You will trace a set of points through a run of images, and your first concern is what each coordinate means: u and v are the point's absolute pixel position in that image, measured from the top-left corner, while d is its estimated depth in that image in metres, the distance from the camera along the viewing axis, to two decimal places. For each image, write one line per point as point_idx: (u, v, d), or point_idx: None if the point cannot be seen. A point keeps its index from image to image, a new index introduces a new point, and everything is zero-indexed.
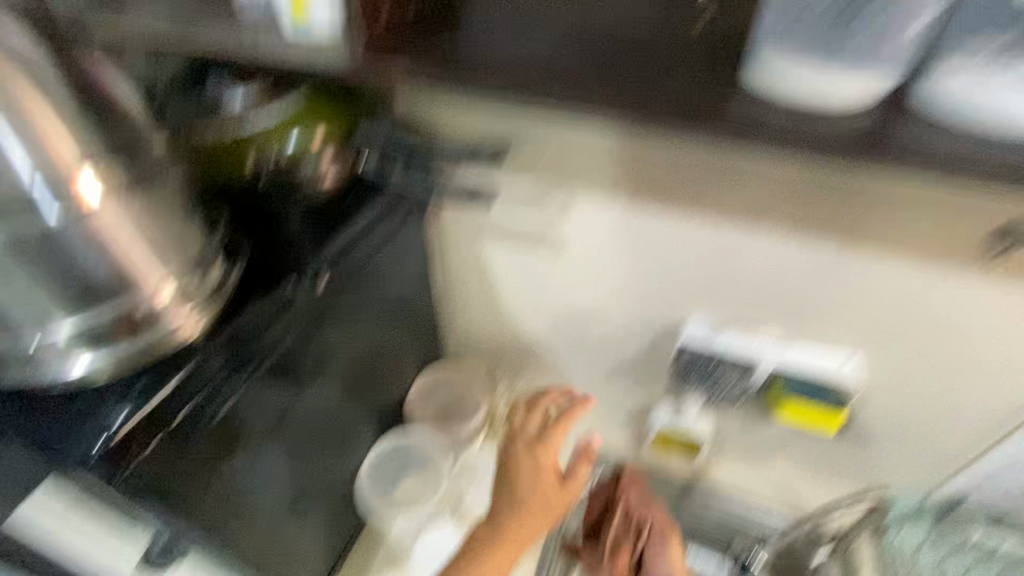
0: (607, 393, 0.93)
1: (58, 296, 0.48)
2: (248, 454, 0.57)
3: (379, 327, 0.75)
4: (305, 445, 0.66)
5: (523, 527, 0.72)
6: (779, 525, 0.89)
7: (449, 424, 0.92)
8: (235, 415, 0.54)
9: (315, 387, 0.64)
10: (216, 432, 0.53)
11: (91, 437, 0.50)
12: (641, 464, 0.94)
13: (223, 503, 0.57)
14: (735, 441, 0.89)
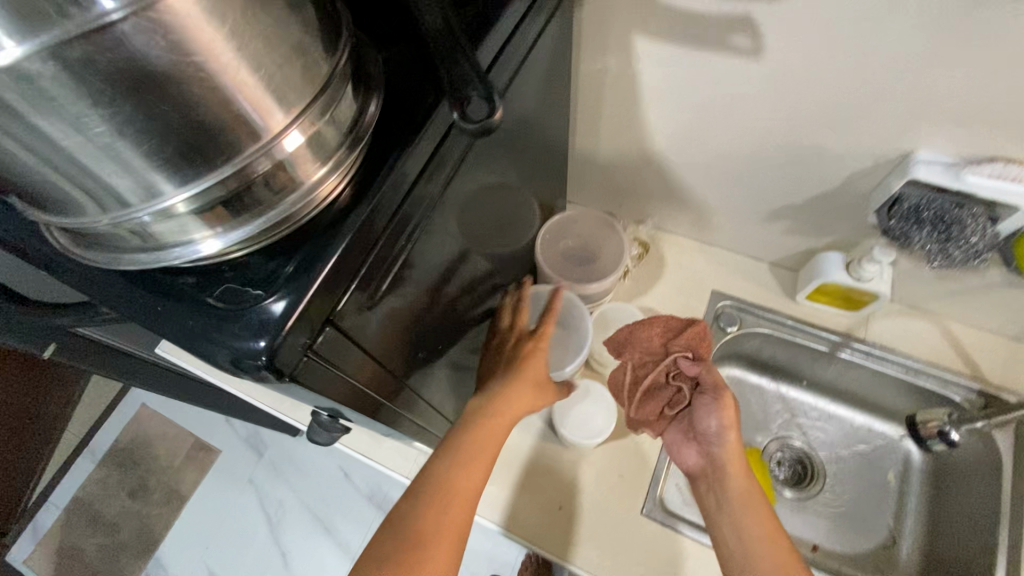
0: (760, 234, 0.84)
1: (159, 158, 0.31)
2: (407, 339, 0.48)
3: (511, 174, 0.60)
4: (451, 320, 0.56)
5: (513, 398, 0.61)
6: (957, 387, 0.78)
7: (580, 273, 0.80)
8: (397, 286, 0.43)
9: (458, 254, 0.53)
10: (383, 307, 0.43)
11: (250, 338, 0.36)
12: (785, 311, 0.86)
13: (392, 383, 0.49)
14: (910, 283, 0.79)
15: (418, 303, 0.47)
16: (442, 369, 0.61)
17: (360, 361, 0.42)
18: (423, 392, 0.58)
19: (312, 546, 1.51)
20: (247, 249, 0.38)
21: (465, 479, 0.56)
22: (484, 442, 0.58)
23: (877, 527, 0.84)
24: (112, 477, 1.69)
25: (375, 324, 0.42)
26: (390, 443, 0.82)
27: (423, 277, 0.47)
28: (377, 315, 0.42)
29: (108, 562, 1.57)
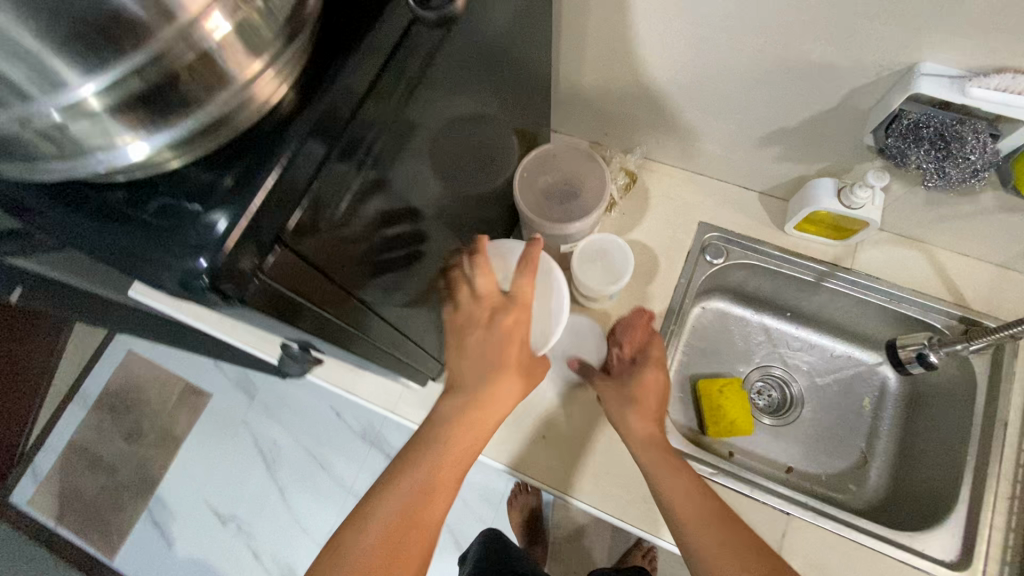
0: (751, 161, 0.81)
1: (52, 29, 0.29)
2: (364, 275, 0.45)
3: (490, 105, 0.57)
4: (419, 254, 0.54)
5: (489, 404, 0.57)
6: (937, 313, 0.79)
7: (562, 212, 0.73)
8: (360, 207, 0.41)
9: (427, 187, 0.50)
10: (346, 230, 0.40)
11: (193, 255, 0.33)
12: (771, 241, 0.84)
13: (360, 313, 0.47)
14: (896, 211, 0.78)
15: (382, 228, 0.45)
16: (414, 300, 0.59)
17: (324, 288, 0.40)
18: (397, 325, 0.57)
19: (308, 481, 1.55)
20: (183, 160, 0.37)
21: (420, 485, 0.54)
22: (452, 447, 0.56)
23: (851, 449, 0.87)
24: (105, 422, 1.70)
25: (339, 248, 0.40)
26: (375, 382, 0.82)
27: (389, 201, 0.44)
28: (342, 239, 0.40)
29: (110, 501, 1.62)
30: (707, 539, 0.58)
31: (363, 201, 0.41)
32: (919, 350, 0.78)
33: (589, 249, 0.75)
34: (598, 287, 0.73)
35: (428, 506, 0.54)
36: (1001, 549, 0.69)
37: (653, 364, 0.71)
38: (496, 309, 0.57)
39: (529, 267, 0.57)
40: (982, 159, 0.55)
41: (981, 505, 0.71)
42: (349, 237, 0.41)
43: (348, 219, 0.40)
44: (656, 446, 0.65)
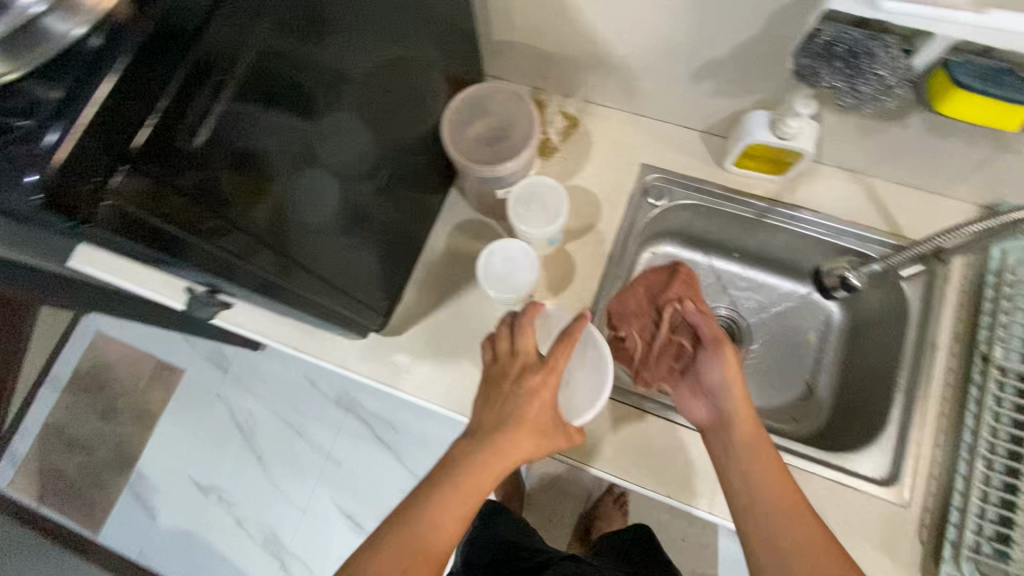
0: (687, 98, 0.80)
1: None
2: (244, 199, 0.48)
3: (374, 33, 0.58)
4: (315, 185, 0.57)
5: (503, 451, 0.59)
6: (874, 243, 0.80)
7: (490, 154, 0.74)
8: (220, 135, 0.44)
9: (305, 113, 0.52)
10: (204, 157, 0.43)
11: (24, 170, 0.35)
12: (712, 181, 0.84)
13: (248, 245, 0.50)
14: (831, 142, 0.78)
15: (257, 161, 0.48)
16: (323, 243, 0.62)
17: (187, 210, 0.43)
18: (308, 267, 0.59)
19: (284, 448, 1.56)
20: (19, 73, 0.39)
21: (432, 532, 0.56)
22: (461, 491, 0.58)
23: (797, 382, 0.89)
24: (80, 402, 1.69)
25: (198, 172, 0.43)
26: (322, 338, 0.82)
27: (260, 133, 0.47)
28: (200, 164, 0.43)
29: (90, 479, 1.62)
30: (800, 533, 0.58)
31: (222, 129, 0.44)
32: (844, 274, 0.78)
33: (522, 189, 0.75)
34: (532, 229, 0.73)
35: (431, 537, 0.56)
36: (928, 465, 0.71)
37: (714, 351, 0.71)
38: (529, 370, 0.62)
39: (568, 342, 0.62)
40: (893, 77, 0.55)
41: (911, 424, 0.73)
42: (211, 163, 0.44)
43: (206, 145, 0.43)
44: (769, 462, 0.63)
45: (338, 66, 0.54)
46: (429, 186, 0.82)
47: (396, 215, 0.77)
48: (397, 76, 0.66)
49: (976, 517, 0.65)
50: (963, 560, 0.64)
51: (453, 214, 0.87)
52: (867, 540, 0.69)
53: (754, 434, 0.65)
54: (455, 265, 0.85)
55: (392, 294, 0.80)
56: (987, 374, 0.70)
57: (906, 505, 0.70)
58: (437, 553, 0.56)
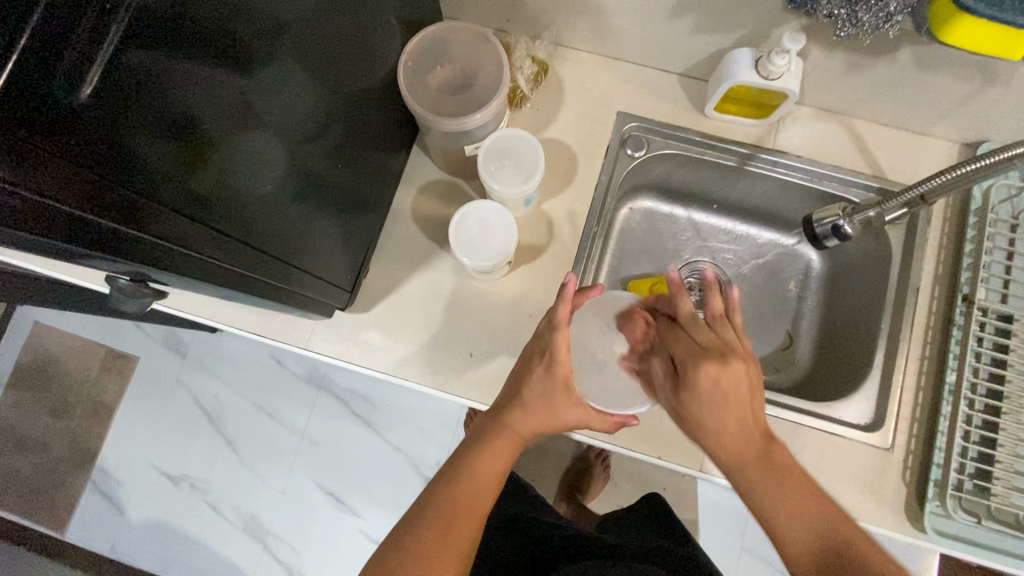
0: (665, 37, 0.74)
1: None
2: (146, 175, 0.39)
3: None
4: (237, 151, 0.48)
5: (520, 425, 0.60)
6: (858, 187, 0.78)
7: (455, 104, 0.67)
8: (115, 84, 0.35)
9: (214, 61, 0.42)
10: (97, 113, 0.35)
11: None
12: (694, 127, 0.79)
13: (170, 219, 0.42)
14: (816, 81, 0.74)
15: (169, 117, 0.40)
16: (270, 215, 0.54)
17: (82, 181, 0.35)
18: (251, 242, 0.52)
19: (256, 430, 1.49)
20: None
21: (468, 495, 0.57)
22: (490, 459, 0.60)
23: (778, 332, 0.88)
24: (25, 399, 1.55)
25: (90, 132, 0.35)
26: (284, 319, 0.75)
27: (168, 82, 0.39)
28: (92, 122, 0.35)
29: (46, 478, 1.50)
30: (775, 493, 0.53)
31: (116, 77, 0.35)
32: (833, 222, 0.73)
33: (494, 142, 0.69)
34: (504, 188, 0.67)
35: (469, 495, 0.58)
36: (911, 408, 0.71)
37: (715, 364, 0.54)
38: (534, 357, 0.61)
39: (563, 326, 0.59)
40: (898, 2, 0.48)
41: (893, 369, 0.73)
42: (104, 119, 0.35)
43: (96, 96, 0.35)
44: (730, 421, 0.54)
45: (265, 2, 0.46)
46: (387, 146, 0.74)
47: (350, 185, 0.68)
48: (341, 19, 0.57)
49: (960, 457, 0.66)
50: (949, 498, 0.65)
51: (418, 175, 0.80)
52: (853, 485, 0.69)
53: (750, 427, 0.55)
54: (424, 232, 0.78)
55: (357, 272, 0.74)
56: (969, 315, 0.70)
57: (889, 448, 0.70)
58: (477, 510, 0.57)
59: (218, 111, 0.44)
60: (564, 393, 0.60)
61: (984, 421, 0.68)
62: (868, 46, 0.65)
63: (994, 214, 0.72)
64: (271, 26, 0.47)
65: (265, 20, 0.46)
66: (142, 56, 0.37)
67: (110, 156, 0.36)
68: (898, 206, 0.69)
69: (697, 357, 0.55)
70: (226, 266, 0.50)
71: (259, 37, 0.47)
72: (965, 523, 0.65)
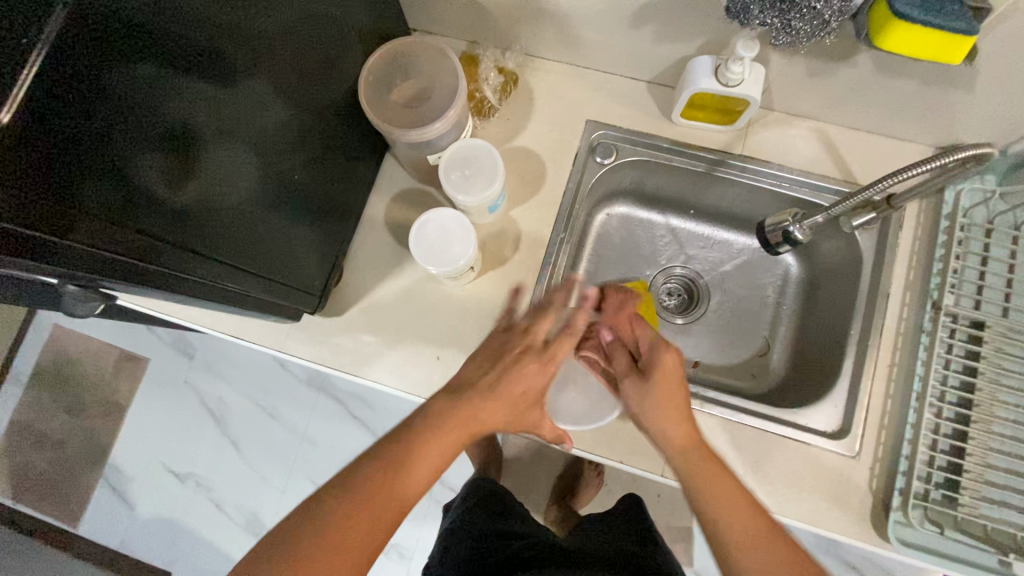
0: (629, 46, 0.75)
1: None
2: (122, 196, 0.42)
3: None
4: (209, 168, 0.51)
5: (484, 414, 0.58)
6: (828, 192, 0.77)
7: (413, 116, 0.69)
8: (50, 105, 0.36)
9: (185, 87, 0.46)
10: (32, 135, 0.36)
11: None
12: (663, 134, 0.80)
13: (122, 236, 0.43)
14: (782, 86, 0.74)
15: (115, 135, 0.41)
16: (229, 226, 0.56)
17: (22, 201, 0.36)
18: (209, 253, 0.53)
19: (258, 430, 1.53)
20: None
21: (399, 485, 0.53)
22: (442, 441, 0.56)
23: (755, 338, 0.88)
24: (43, 397, 1.63)
25: (27, 154, 0.35)
26: (259, 323, 0.78)
27: (110, 100, 0.40)
28: (26, 144, 0.35)
29: (61, 473, 1.58)
30: (720, 486, 0.54)
31: (79, 101, 0.38)
32: (784, 228, 0.72)
33: (454, 152, 0.71)
34: (466, 197, 0.69)
35: (407, 481, 0.53)
36: (879, 416, 0.70)
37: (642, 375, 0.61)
38: (529, 353, 0.61)
39: (572, 333, 0.62)
40: (830, 9, 0.48)
41: (862, 375, 0.72)
42: (41, 139, 0.36)
43: (79, 128, 0.38)
44: (679, 419, 0.58)
45: (232, 31, 0.49)
46: (353, 152, 0.76)
47: (320, 198, 0.71)
48: (300, 32, 0.59)
49: (925, 466, 0.65)
50: (913, 508, 0.65)
51: (392, 184, 0.83)
52: (817, 492, 0.68)
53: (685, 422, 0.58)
54: (396, 239, 0.81)
55: (326, 282, 0.76)
56: (937, 321, 0.69)
57: (855, 456, 0.69)
58: (411, 494, 0.54)
59: (183, 127, 0.47)
60: (541, 385, 0.61)
61: (954, 430, 0.67)
62: (825, 51, 0.65)
63: (966, 218, 0.71)
64: (238, 53, 0.51)
65: (232, 46, 0.50)
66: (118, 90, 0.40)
67: (49, 177, 0.37)
68: (852, 207, 0.67)
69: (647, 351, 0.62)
70: (201, 278, 0.54)
71: (226, 60, 0.50)
72: (931, 534, 0.64)
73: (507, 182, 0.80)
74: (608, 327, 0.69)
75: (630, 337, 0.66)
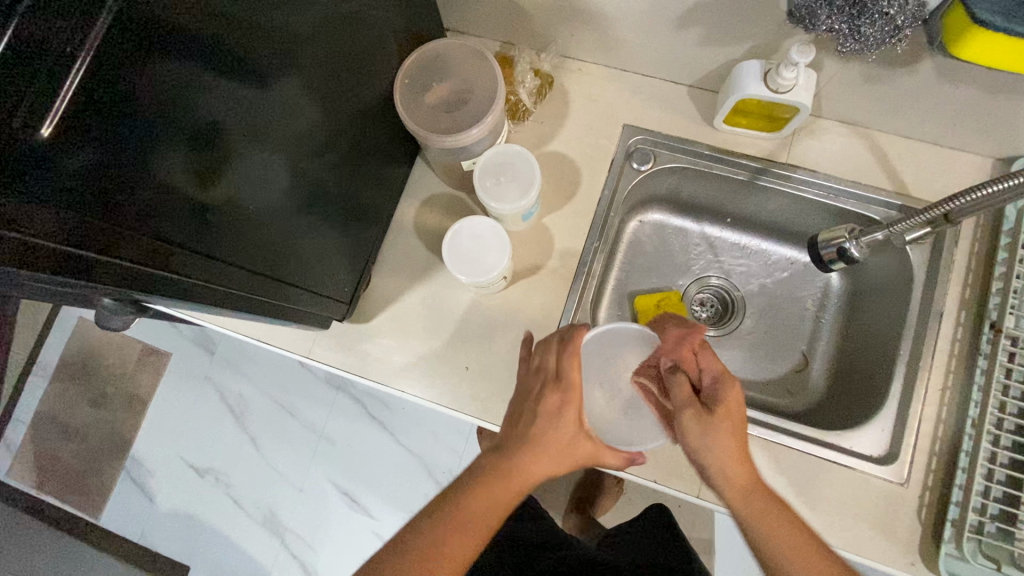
0: (671, 49, 0.72)
1: None
2: (160, 210, 0.42)
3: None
4: (243, 176, 0.50)
5: (529, 467, 0.53)
6: (878, 204, 0.73)
7: (448, 121, 0.67)
8: (92, 122, 0.35)
9: (222, 96, 0.45)
10: (70, 147, 0.35)
11: None
12: (704, 140, 0.77)
13: (157, 251, 0.42)
14: (832, 93, 0.70)
15: (154, 144, 0.40)
16: (263, 234, 0.55)
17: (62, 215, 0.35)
18: (242, 262, 0.52)
19: (278, 427, 1.54)
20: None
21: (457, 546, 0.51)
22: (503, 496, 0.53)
23: (793, 353, 0.84)
24: (68, 389, 1.65)
25: (68, 173, 0.35)
26: (287, 328, 0.77)
27: (149, 107, 0.39)
28: (64, 156, 0.34)
29: (85, 466, 1.59)
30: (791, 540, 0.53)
31: (122, 116, 0.37)
32: (839, 244, 0.70)
33: (489, 157, 0.68)
34: (501, 205, 0.66)
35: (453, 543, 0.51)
36: (929, 441, 0.66)
37: (705, 415, 0.55)
38: (548, 387, 0.55)
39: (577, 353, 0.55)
40: (904, 16, 0.45)
41: (911, 399, 0.68)
42: (80, 157, 0.35)
43: (122, 142, 0.37)
44: (735, 457, 0.55)
45: (267, 38, 0.48)
46: (386, 157, 0.74)
47: (352, 205, 0.70)
48: (333, 38, 0.57)
49: (981, 497, 0.61)
50: (967, 541, 0.61)
51: (422, 189, 0.81)
52: (861, 520, 0.65)
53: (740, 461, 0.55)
54: (425, 244, 0.79)
55: (356, 290, 0.75)
56: (996, 344, 0.64)
57: (903, 483, 0.66)
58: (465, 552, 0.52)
59: (220, 136, 0.46)
60: (576, 427, 0.54)
61: (1013, 459, 0.63)
62: (884, 57, 0.61)
63: None
64: (274, 59, 0.50)
65: (268, 52, 0.49)
66: (158, 101, 0.39)
67: (90, 195, 0.36)
68: (915, 226, 0.64)
69: (716, 412, 0.55)
70: (235, 288, 0.53)
71: (261, 67, 0.49)
72: (984, 569, 0.61)
73: (540, 189, 0.77)
74: (670, 357, 0.62)
75: (694, 366, 0.60)
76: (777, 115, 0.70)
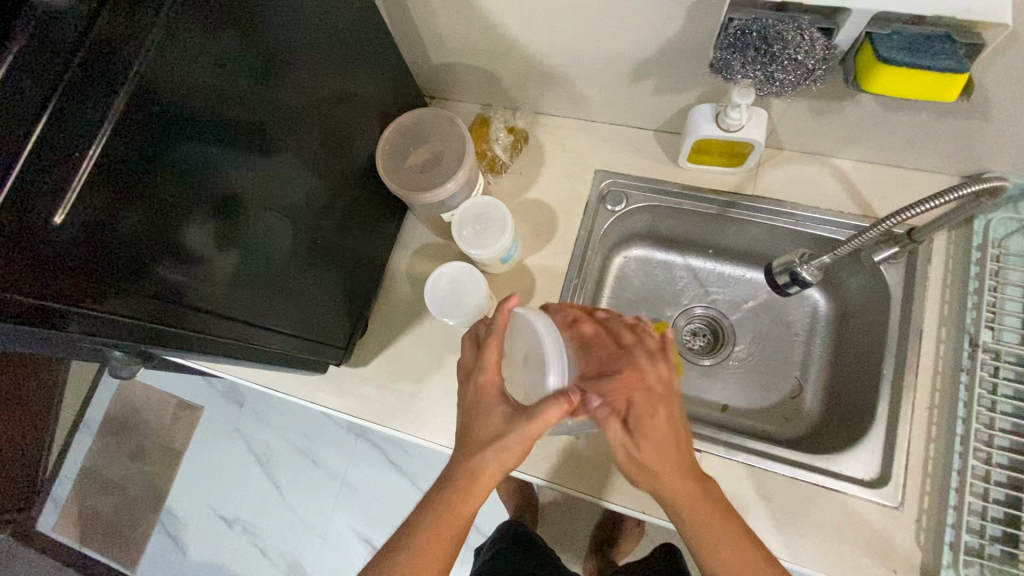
0: (632, 99, 0.78)
1: None
2: (162, 271, 0.47)
3: (282, 80, 0.57)
4: (239, 236, 0.56)
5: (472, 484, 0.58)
6: (848, 229, 0.75)
7: (421, 180, 0.75)
8: (104, 203, 0.41)
9: (218, 170, 0.51)
10: (80, 225, 0.40)
11: None
12: (673, 179, 0.81)
13: (159, 306, 0.47)
14: (787, 127, 0.74)
15: (155, 215, 0.46)
16: (260, 285, 0.60)
17: (69, 282, 0.40)
18: (238, 314, 0.58)
19: (301, 475, 1.58)
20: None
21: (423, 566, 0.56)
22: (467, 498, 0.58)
23: (786, 379, 0.84)
24: (109, 445, 1.74)
25: (82, 248, 0.40)
26: (292, 375, 0.83)
27: (147, 180, 0.44)
28: (73, 233, 0.40)
29: (123, 518, 1.67)
30: (677, 485, 0.58)
31: (128, 194, 0.43)
32: (791, 267, 0.72)
33: (461, 207, 0.75)
34: (480, 251, 0.73)
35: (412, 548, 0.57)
36: (921, 463, 0.65)
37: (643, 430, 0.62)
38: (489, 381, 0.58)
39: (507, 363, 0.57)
40: (813, 60, 0.52)
41: (899, 419, 0.68)
42: (92, 232, 0.41)
43: (128, 215, 0.43)
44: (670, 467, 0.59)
45: (256, 117, 0.55)
46: (375, 214, 0.81)
47: (345, 253, 0.76)
48: (319, 110, 0.64)
49: (978, 518, 0.60)
50: (966, 565, 0.59)
51: (414, 240, 0.88)
52: (857, 546, 0.64)
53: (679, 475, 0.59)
54: (417, 291, 0.85)
55: (351, 332, 0.80)
56: (976, 359, 0.65)
57: (898, 506, 0.64)
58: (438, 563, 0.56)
59: (218, 203, 0.52)
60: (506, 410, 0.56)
61: (1011, 478, 0.62)
62: (823, 92, 0.66)
63: (1000, 249, 0.67)
64: (264, 133, 0.56)
65: (258, 129, 0.55)
66: (161, 179, 0.46)
67: (99, 260, 0.42)
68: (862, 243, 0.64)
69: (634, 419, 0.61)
70: (234, 336, 0.58)
71: (253, 142, 0.55)
72: None
73: (521, 233, 0.83)
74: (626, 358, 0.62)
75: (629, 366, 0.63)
76: (729, 148, 0.75)
